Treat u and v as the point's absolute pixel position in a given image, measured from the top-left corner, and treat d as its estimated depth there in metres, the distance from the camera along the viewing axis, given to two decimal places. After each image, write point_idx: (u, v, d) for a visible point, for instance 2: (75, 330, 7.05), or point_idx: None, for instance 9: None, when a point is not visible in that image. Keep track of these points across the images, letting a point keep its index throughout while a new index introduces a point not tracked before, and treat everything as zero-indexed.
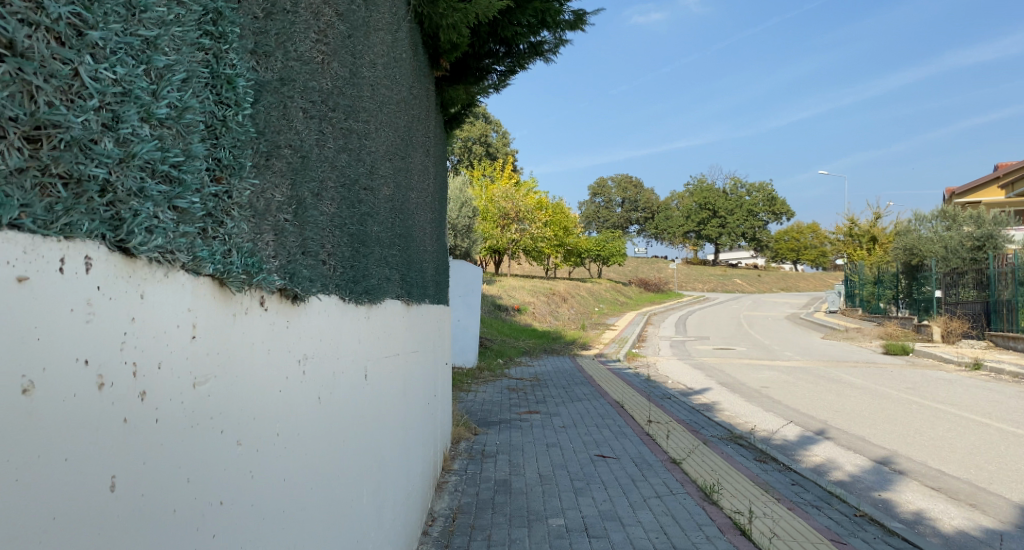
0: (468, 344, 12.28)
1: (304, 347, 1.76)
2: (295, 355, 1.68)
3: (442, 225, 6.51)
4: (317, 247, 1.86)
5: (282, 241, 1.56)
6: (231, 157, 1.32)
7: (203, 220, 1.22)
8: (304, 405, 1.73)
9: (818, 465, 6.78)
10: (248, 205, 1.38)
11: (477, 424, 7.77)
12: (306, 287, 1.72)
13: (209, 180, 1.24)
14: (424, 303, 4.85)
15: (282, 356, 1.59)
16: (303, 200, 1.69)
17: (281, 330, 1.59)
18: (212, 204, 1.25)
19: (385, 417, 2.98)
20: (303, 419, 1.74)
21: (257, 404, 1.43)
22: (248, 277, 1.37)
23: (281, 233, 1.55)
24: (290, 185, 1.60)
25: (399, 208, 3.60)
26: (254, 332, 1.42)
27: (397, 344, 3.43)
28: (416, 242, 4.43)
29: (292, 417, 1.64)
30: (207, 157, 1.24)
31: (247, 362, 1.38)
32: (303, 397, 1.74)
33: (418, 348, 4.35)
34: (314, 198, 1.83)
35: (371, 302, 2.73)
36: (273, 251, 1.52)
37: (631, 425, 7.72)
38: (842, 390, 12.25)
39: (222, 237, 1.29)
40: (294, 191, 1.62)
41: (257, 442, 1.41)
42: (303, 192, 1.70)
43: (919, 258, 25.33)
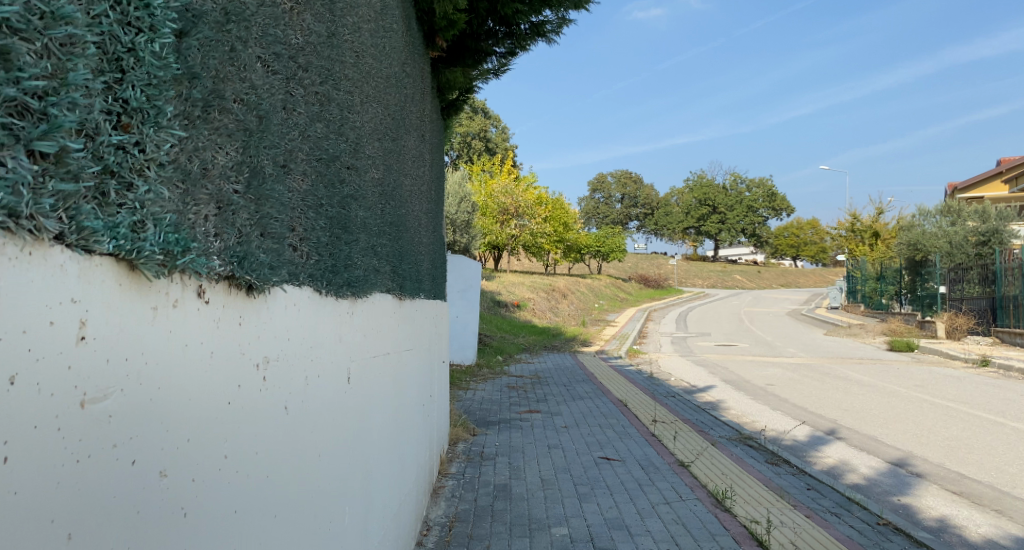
0: (467, 340, 12.00)
1: (265, 347, 1.48)
2: (251, 359, 1.40)
3: (438, 215, 6.21)
4: (282, 230, 1.58)
5: (227, 217, 1.28)
6: (144, 98, 1.03)
7: (94, 178, 0.93)
8: (265, 415, 1.45)
9: (831, 466, 6.50)
10: (170, 165, 1.09)
11: (476, 424, 7.49)
12: (265, 276, 1.43)
13: (101, 124, 0.94)
14: (419, 300, 4.57)
15: (232, 360, 1.30)
16: (259, 169, 1.40)
17: (230, 328, 1.30)
18: (110, 158, 0.96)
19: (373, 423, 2.71)
20: (263, 435, 1.45)
21: (194, 420, 1.15)
22: (170, 258, 1.08)
23: (224, 206, 1.26)
24: (239, 147, 1.31)
25: (390, 194, 3.32)
26: (185, 329, 1.13)
27: (387, 341, 3.15)
28: (410, 233, 4.16)
29: (245, 434, 1.35)
30: (99, 94, 0.94)
31: (174, 367, 1.10)
32: (264, 407, 1.46)
33: (411, 345, 4.08)
34: (277, 170, 1.54)
35: (355, 295, 2.45)
36: (213, 228, 1.23)
37: (636, 426, 7.44)
38: (848, 388, 11.96)
39: (131, 205, 1.01)
40: (244, 156, 1.33)
41: (187, 469, 1.13)
42: (259, 159, 1.40)
43: (923, 253, 25.01)
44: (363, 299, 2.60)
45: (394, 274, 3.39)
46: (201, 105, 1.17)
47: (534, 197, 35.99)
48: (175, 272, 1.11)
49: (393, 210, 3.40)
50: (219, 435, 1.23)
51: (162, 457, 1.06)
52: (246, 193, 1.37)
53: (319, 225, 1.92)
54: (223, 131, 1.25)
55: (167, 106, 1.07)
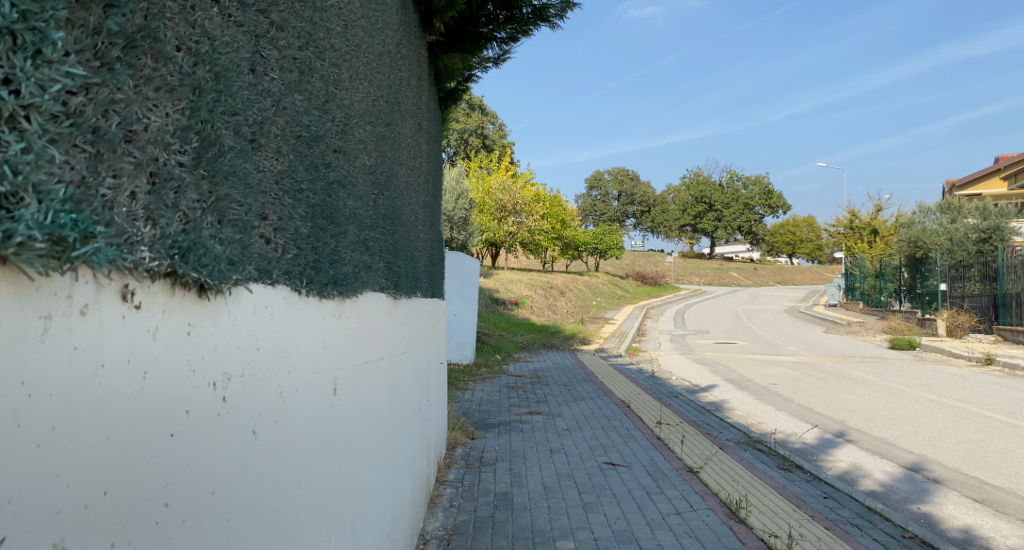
0: (465, 339, 11.72)
1: (226, 358, 1.23)
2: (206, 372, 1.15)
3: (436, 208, 5.94)
4: (249, 216, 1.32)
5: (160, 194, 1.03)
6: (25, 25, 0.78)
7: None
8: (227, 439, 1.21)
9: (845, 472, 6.24)
10: (68, 118, 0.85)
11: (475, 427, 7.22)
12: (223, 273, 1.18)
13: None
14: (415, 299, 4.31)
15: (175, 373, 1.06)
16: (209, 136, 1.15)
17: (175, 334, 1.06)
18: None
19: (366, 436, 2.46)
20: (223, 466, 1.20)
21: (111, 458, 0.90)
22: (70, 243, 0.83)
23: (154, 179, 1.02)
24: (175, 105, 1.06)
25: (385, 184, 3.05)
26: (95, 334, 0.89)
27: (381, 345, 2.90)
28: (407, 227, 3.90)
29: (197, 465, 1.10)
30: None
31: (80, 383, 0.86)
32: (224, 432, 1.21)
33: (408, 346, 3.82)
34: (241, 144, 1.28)
35: (345, 296, 2.19)
36: (140, 206, 0.99)
37: (641, 428, 7.18)
38: (854, 388, 11.70)
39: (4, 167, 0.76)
40: (183, 118, 1.08)
41: (101, 518, 0.88)
42: (210, 126, 1.15)
43: (923, 250, 24.78)
44: (353, 298, 2.34)
45: (388, 271, 3.12)
46: (120, 41, 0.93)
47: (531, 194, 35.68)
48: (77, 270, 0.87)
49: (388, 202, 3.14)
50: (152, 470, 0.99)
51: (59, 504, 0.82)
52: (195, 168, 1.12)
53: (299, 213, 1.67)
54: (151, 86, 1.01)
55: (58, 33, 0.81)
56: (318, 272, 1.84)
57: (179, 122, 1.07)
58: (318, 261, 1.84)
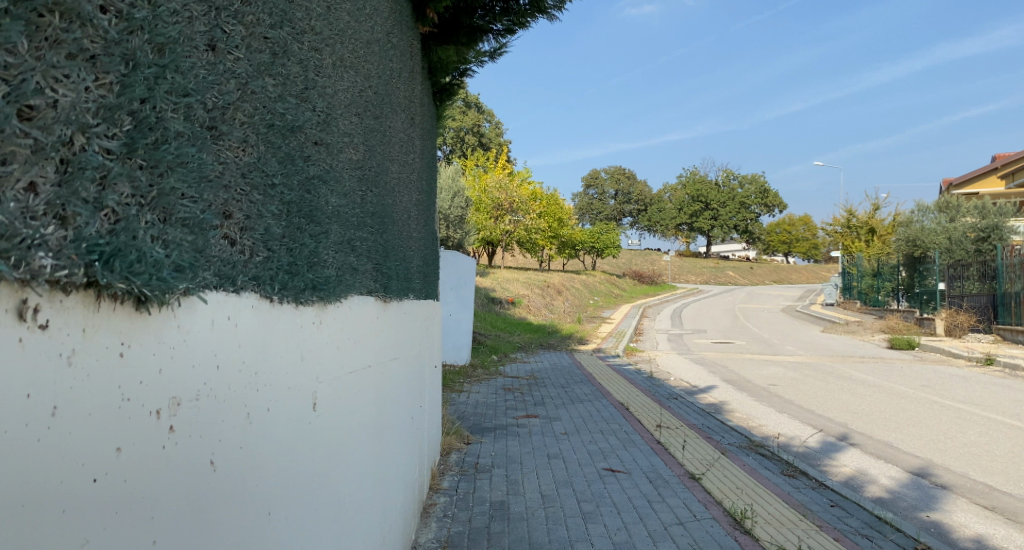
0: (460, 340, 11.54)
1: (170, 379, 1.08)
2: (140, 393, 1.00)
3: (430, 206, 5.77)
4: (199, 213, 1.17)
5: (74, 185, 0.89)
6: None
7: None
8: (171, 472, 1.07)
9: (850, 477, 6.08)
10: None
11: (470, 431, 7.05)
12: (162, 281, 1.03)
13: None
14: (407, 301, 4.14)
15: (95, 397, 0.91)
16: (143, 120, 1.01)
17: (94, 350, 0.91)
18: None
19: (351, 450, 2.30)
20: (164, 502, 1.05)
21: (1, 503, 0.76)
22: None
23: (61, 166, 0.87)
24: (93, 82, 0.92)
25: (373, 181, 2.87)
26: None
27: (369, 351, 2.74)
28: (397, 226, 3.73)
29: (124, 504, 0.96)
30: None
31: None
32: (167, 462, 1.06)
33: (398, 349, 3.67)
34: (191, 130, 1.13)
35: (329, 301, 2.02)
36: (42, 201, 0.84)
37: (640, 431, 7.03)
38: (854, 389, 11.53)
39: None
40: (103, 94, 0.93)
41: None
42: (143, 107, 1.01)
43: (921, 249, 24.65)
44: (338, 302, 2.18)
45: (377, 273, 2.95)
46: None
47: (528, 192, 35.48)
48: None
49: (376, 199, 2.97)
50: (61, 513, 0.84)
51: None
52: (124, 157, 0.98)
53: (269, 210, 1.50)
54: (60, 52, 0.86)
55: None
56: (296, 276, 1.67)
57: (102, 104, 0.93)
58: (295, 264, 1.68)
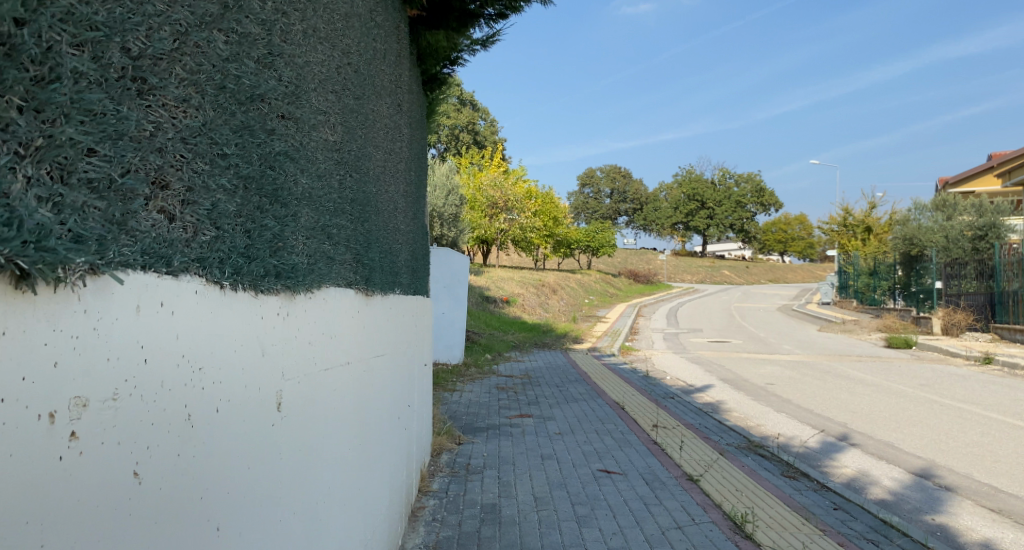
0: (453, 338, 11.36)
1: (66, 371, 0.91)
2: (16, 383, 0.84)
3: (420, 199, 5.59)
4: (106, 176, 1.00)
5: None
6: None
7: None
8: (70, 485, 0.90)
9: (851, 479, 5.92)
10: None
11: (462, 432, 6.88)
12: (48, 253, 0.87)
13: None
14: (394, 296, 3.96)
15: None
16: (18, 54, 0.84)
17: None
18: None
19: (325, 453, 2.12)
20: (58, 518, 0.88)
21: None
22: None
23: None
24: None
25: (352, 167, 2.70)
26: None
27: (349, 346, 2.57)
28: (381, 217, 3.56)
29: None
30: None
31: None
32: (60, 470, 0.89)
33: (384, 345, 3.50)
34: (93, 79, 0.96)
35: (299, 291, 1.85)
36: None
37: (636, 432, 6.87)
38: (853, 388, 11.38)
39: None
40: None
41: None
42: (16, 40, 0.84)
43: (918, 248, 24.52)
44: (311, 292, 2.01)
45: (359, 264, 2.77)
46: None
47: (523, 191, 35.32)
48: None
49: (357, 186, 2.79)
50: None
51: None
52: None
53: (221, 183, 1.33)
54: None
55: None
56: (256, 260, 1.50)
57: None
58: (254, 246, 1.51)
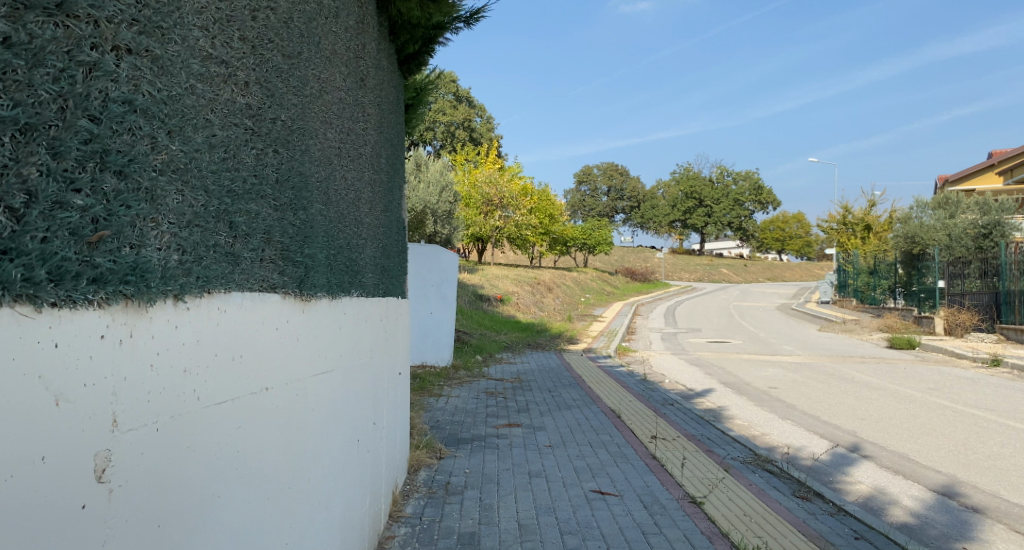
0: (441, 340, 10.80)
1: None
2: None
3: (394, 187, 5.05)
4: None
5: None
6: None
7: None
8: None
9: (868, 498, 5.37)
10: None
11: (443, 444, 6.34)
12: None
13: None
14: (353, 299, 3.45)
15: None
16: None
17: None
18: None
19: (216, 515, 1.61)
20: None
21: None
22: None
23: None
24: None
25: (277, 141, 2.18)
26: None
27: (271, 366, 2.05)
28: (332, 207, 3.04)
29: None
30: None
31: None
32: None
33: (336, 357, 2.99)
34: None
35: (158, 296, 1.34)
36: None
37: (633, 444, 6.36)
38: (859, 392, 10.84)
39: None
40: None
41: None
42: None
43: (920, 247, 24.00)
44: (191, 298, 1.50)
45: (290, 261, 2.26)
46: None
47: (519, 187, 34.73)
48: None
49: (288, 164, 2.28)
50: None
51: None
52: None
53: None
54: None
55: None
56: (18, 255, 1.01)
57: None
58: (18, 232, 1.01)
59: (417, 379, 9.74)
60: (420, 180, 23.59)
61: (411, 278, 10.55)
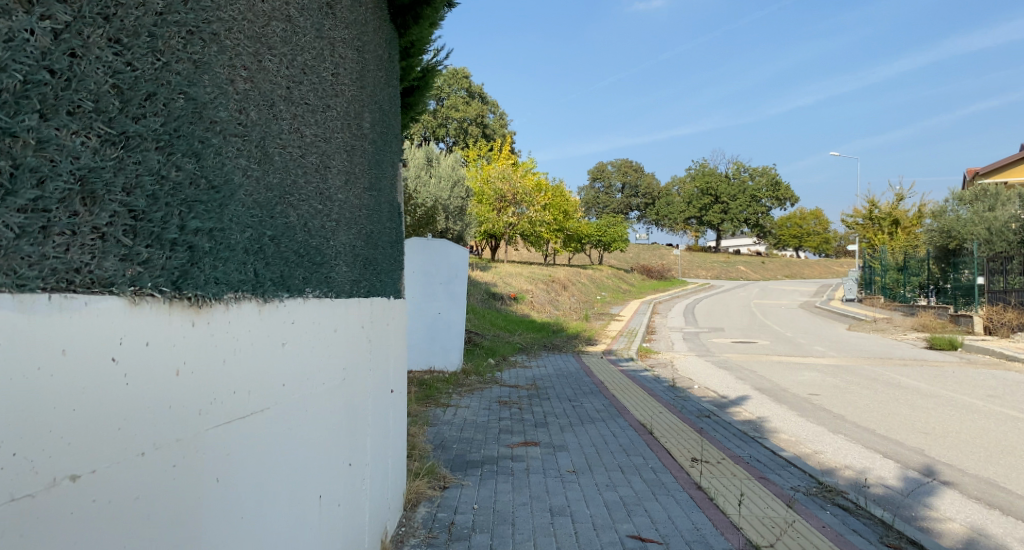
0: (451, 342, 9.83)
1: None
2: None
3: (384, 160, 4.08)
4: None
5: None
6: None
7: None
8: None
9: (968, 543, 4.35)
10: None
11: (450, 470, 5.39)
12: None
13: None
14: (315, 298, 2.51)
15: None
16: None
17: None
18: None
19: None
20: None
21: None
22: None
23: None
24: None
25: (126, 28, 1.24)
26: None
27: (98, 430, 1.14)
28: (267, 162, 2.10)
29: None
30: None
31: None
32: None
33: (279, 387, 2.05)
34: None
35: None
36: None
37: (672, 470, 5.42)
38: (912, 401, 9.74)
39: None
40: None
41: None
42: None
43: (957, 241, 22.63)
44: None
45: (155, 238, 1.32)
46: None
47: (533, 183, 33.71)
48: None
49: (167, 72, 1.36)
50: None
51: None
52: None
53: None
54: None
55: None
56: None
57: None
58: None
59: (422, 386, 8.77)
60: (431, 174, 22.63)
61: (417, 276, 9.67)
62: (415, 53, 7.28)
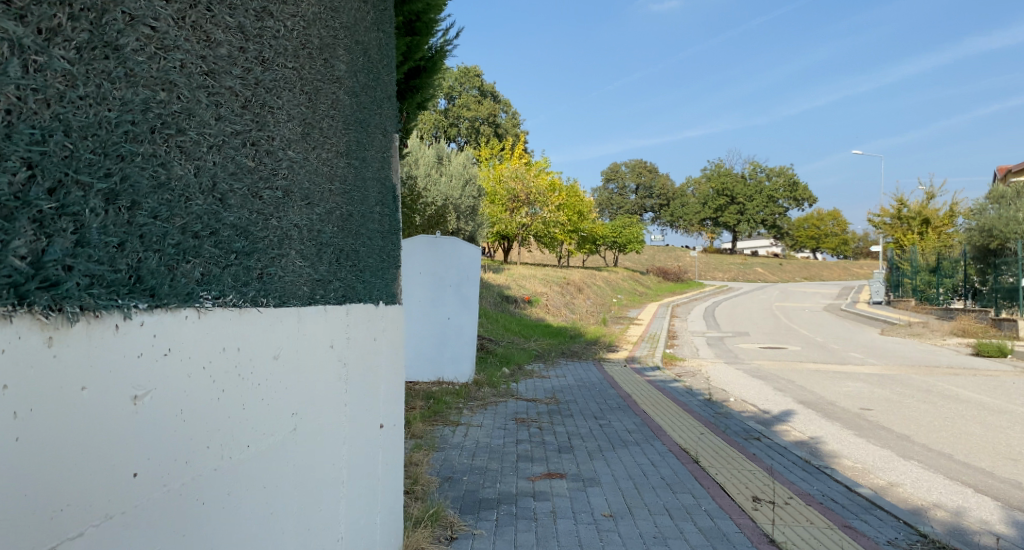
0: (462, 349, 8.84)
1: None
2: None
3: (367, 119, 3.06)
4: None
5: None
6: None
7: None
8: None
9: None
10: None
11: (460, 514, 4.38)
12: None
13: None
14: (228, 310, 1.51)
15: None
16: None
17: None
18: None
19: None
20: None
21: None
22: None
23: None
24: None
25: None
26: None
27: None
28: (111, 56, 1.11)
29: None
30: None
31: None
32: None
33: (116, 486, 1.09)
34: None
35: None
36: None
37: (732, 515, 4.39)
38: (982, 417, 8.62)
39: None
40: None
41: None
42: None
43: (998, 241, 21.26)
44: None
45: None
46: None
47: (547, 182, 32.66)
48: None
49: None
50: None
51: None
52: None
53: None
54: None
55: None
56: None
57: None
58: None
59: (429, 401, 7.78)
60: (442, 173, 21.61)
61: (424, 277, 8.70)
62: (422, 28, 6.40)
